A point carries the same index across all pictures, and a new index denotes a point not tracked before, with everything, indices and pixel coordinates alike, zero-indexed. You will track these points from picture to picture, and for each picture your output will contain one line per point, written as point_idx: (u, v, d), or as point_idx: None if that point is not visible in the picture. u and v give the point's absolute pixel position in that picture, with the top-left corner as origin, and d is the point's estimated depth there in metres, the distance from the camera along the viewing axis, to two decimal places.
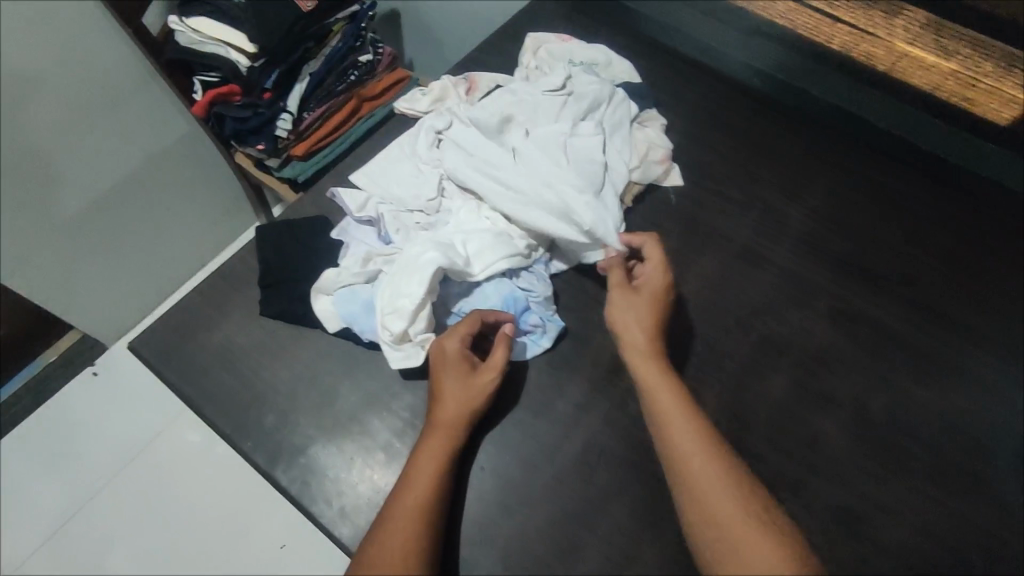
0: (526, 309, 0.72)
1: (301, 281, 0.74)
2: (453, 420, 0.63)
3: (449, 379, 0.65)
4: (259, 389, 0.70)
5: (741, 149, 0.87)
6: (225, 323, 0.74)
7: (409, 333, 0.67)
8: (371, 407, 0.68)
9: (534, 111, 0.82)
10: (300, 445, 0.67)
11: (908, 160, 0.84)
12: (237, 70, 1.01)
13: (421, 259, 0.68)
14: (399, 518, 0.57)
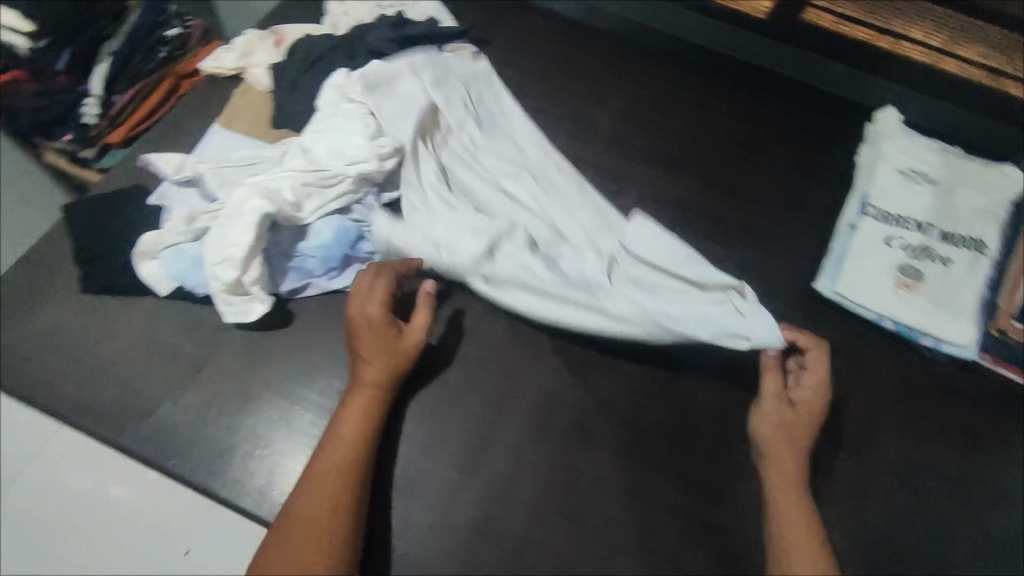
0: (361, 238, 0.61)
1: (122, 250, 0.68)
2: (375, 387, 0.50)
3: (387, 319, 0.52)
4: (98, 364, 0.64)
5: (541, 38, 0.75)
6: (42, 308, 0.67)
7: (242, 282, 0.57)
8: (219, 357, 0.64)
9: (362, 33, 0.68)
10: (150, 407, 0.62)
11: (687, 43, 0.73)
12: (13, 50, 0.76)
13: (245, 206, 0.56)
14: (314, 482, 0.46)
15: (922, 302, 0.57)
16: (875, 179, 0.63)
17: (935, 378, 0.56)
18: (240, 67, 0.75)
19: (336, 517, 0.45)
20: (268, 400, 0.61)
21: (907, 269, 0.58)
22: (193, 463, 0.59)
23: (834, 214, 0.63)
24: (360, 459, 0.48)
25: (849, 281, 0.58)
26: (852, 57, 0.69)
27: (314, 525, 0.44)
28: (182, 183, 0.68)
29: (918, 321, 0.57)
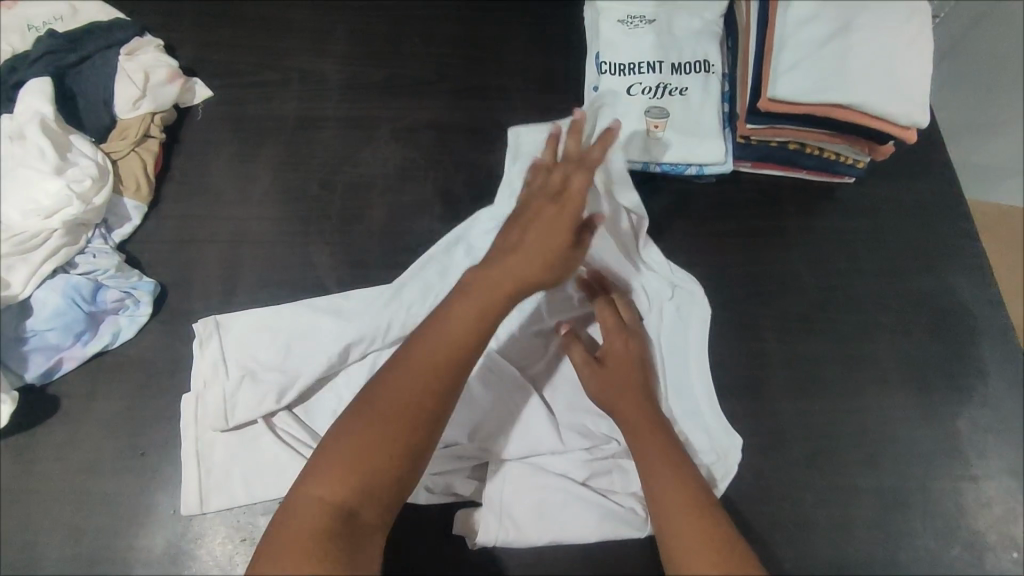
0: (100, 291, 0.69)
1: (34, 335, 0.67)
2: (502, 289, 0.59)
3: (523, 240, 0.62)
4: (78, 437, 0.66)
5: (430, 79, 0.89)
6: None
7: None
8: (46, 428, 0.66)
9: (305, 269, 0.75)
10: (29, 496, 0.64)
11: (536, 69, 0.90)
12: None
13: None
14: (394, 391, 0.54)
15: (884, 83, 0.72)
16: (786, 30, 0.74)
17: (815, 355, 0.77)
18: (100, 161, 0.74)
19: (411, 420, 0.54)
20: (86, 483, 0.65)
21: (857, 60, 0.72)
22: (172, 546, 0.64)
23: (784, 37, 0.74)
24: (457, 369, 0.56)
25: (799, 68, 0.72)
26: (771, 132, 0.79)
27: (392, 408, 0.54)
28: (82, 273, 0.70)
29: (881, 101, 0.71)
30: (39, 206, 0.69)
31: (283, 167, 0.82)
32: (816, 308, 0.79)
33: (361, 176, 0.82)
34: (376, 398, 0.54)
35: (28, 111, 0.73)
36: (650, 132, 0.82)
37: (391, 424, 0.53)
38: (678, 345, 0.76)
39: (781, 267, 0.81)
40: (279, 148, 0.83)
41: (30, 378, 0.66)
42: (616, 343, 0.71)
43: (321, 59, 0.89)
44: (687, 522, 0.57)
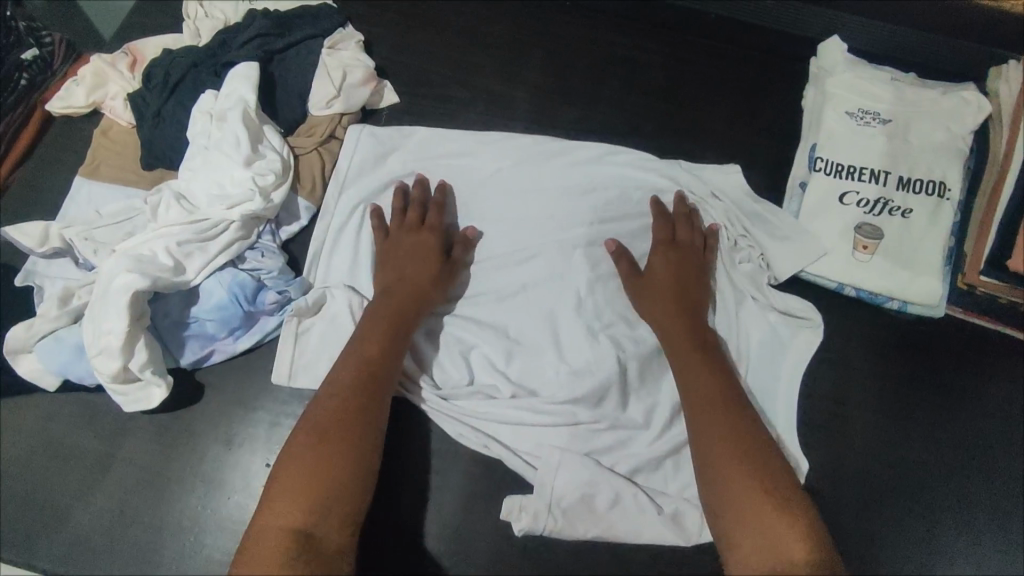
0: (261, 289, 0.69)
1: (192, 322, 0.67)
2: (391, 317, 0.66)
3: (411, 255, 0.70)
4: (213, 428, 0.67)
5: (619, 131, 0.83)
6: (114, 390, 0.62)
7: (127, 369, 0.61)
8: (186, 413, 0.67)
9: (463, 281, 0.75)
10: (155, 478, 0.65)
11: (734, 143, 0.82)
12: (124, 126, 0.79)
13: (116, 283, 0.62)
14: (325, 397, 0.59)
15: None
16: None
17: (979, 551, 0.68)
18: (286, 156, 0.73)
19: (353, 415, 0.58)
20: (212, 478, 0.66)
21: None
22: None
23: None
24: (374, 372, 0.61)
25: None
26: (1004, 290, 0.68)
27: (330, 415, 0.57)
28: (248, 269, 0.69)
29: None
30: (223, 194, 0.70)
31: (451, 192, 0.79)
32: (997, 496, 0.70)
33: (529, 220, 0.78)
34: (322, 400, 0.59)
35: (232, 95, 0.73)
36: (858, 252, 0.73)
37: (346, 404, 0.59)
38: (816, 494, 0.70)
39: (968, 439, 0.71)
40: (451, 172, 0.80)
41: (183, 363, 0.67)
42: (646, 286, 0.71)
43: (511, 85, 0.85)
44: (732, 447, 0.57)
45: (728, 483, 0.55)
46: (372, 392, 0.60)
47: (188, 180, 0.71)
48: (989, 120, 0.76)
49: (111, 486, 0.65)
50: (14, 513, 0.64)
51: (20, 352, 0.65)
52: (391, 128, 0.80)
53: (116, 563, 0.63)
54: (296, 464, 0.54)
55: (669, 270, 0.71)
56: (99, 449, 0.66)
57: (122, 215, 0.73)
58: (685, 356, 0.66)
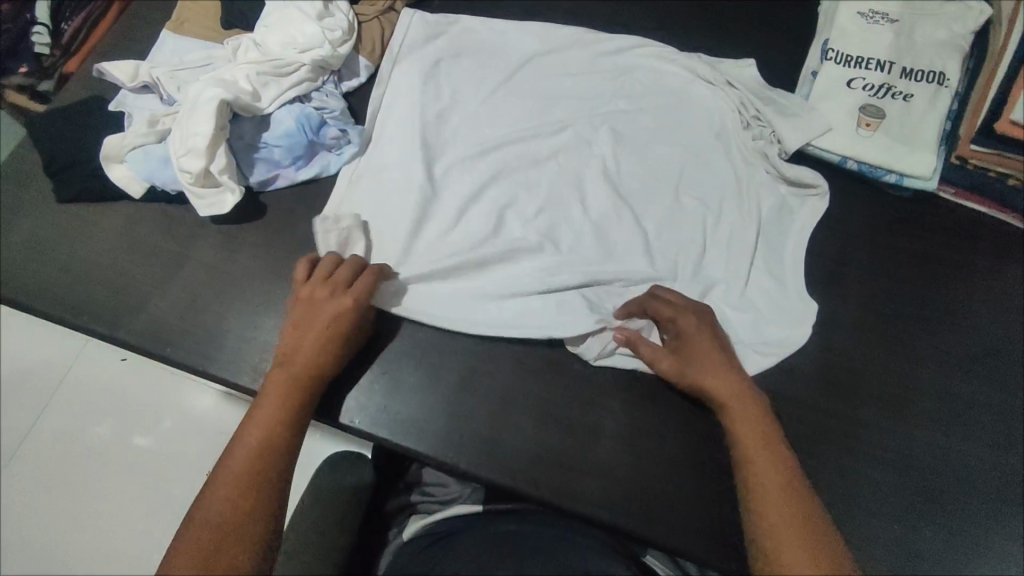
0: (323, 125, 0.78)
1: (262, 146, 0.76)
2: (287, 386, 0.63)
3: (314, 332, 0.66)
4: (273, 242, 0.76)
5: (649, 26, 0.91)
6: (195, 190, 0.72)
7: (208, 172, 0.71)
8: (251, 227, 0.76)
9: (500, 135, 0.81)
10: (222, 278, 0.74)
11: (757, 40, 0.89)
12: None
13: (204, 96, 0.71)
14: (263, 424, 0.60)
15: None
16: None
17: (959, 396, 0.74)
18: (351, 18, 0.82)
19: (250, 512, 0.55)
20: (270, 282, 0.74)
21: None
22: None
23: None
24: (267, 451, 0.59)
25: None
26: (992, 160, 0.75)
27: (211, 532, 0.52)
28: (314, 107, 0.78)
29: None
30: (294, 42, 0.78)
31: (489, 67, 0.85)
32: (975, 351, 0.76)
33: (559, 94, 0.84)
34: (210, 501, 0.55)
35: None
36: (860, 129, 0.80)
37: (244, 483, 0.56)
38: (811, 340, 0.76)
39: (955, 301, 0.77)
40: (490, 48, 0.86)
41: (251, 182, 0.76)
42: (705, 353, 0.67)
43: None
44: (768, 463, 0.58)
45: (767, 498, 0.56)
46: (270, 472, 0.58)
47: (263, 30, 0.79)
48: (991, 23, 0.83)
49: (184, 281, 0.74)
50: (99, 296, 0.73)
51: (114, 160, 0.74)
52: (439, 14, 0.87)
53: (184, 343, 0.71)
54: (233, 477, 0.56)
55: (707, 346, 0.67)
56: (175, 249, 0.75)
57: (199, 63, 0.80)
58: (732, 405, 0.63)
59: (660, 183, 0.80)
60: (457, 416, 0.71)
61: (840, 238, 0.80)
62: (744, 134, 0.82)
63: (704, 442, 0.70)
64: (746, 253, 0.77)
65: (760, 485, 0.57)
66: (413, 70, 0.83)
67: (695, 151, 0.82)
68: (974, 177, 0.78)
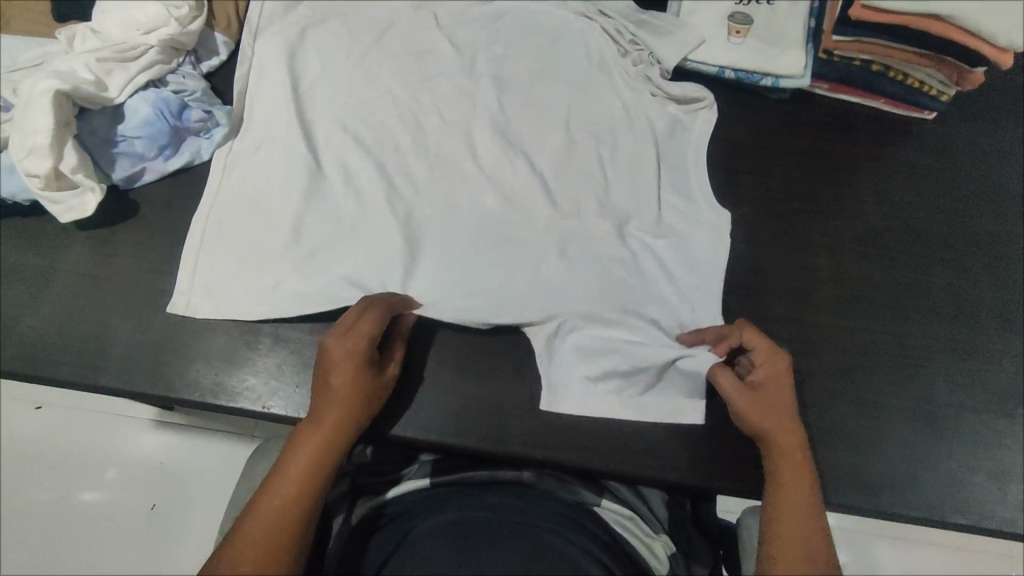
0: (185, 109, 0.72)
1: (120, 140, 0.70)
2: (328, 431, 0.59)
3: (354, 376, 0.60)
4: (149, 241, 0.71)
5: None
6: (50, 196, 0.66)
7: (58, 173, 0.65)
8: (123, 228, 0.71)
9: (378, 95, 0.78)
10: (98, 285, 0.69)
11: None
12: None
13: (38, 92, 0.65)
14: (303, 463, 0.56)
15: None
16: None
17: (863, 278, 0.76)
18: None
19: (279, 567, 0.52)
20: (154, 282, 0.69)
21: None
22: (228, 349, 0.68)
23: None
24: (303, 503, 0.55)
25: None
26: (855, 50, 0.77)
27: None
28: (172, 91, 0.72)
29: (978, 18, 0.68)
30: (137, 24, 0.73)
31: (359, 33, 0.80)
32: (870, 234, 0.78)
33: (436, 48, 0.81)
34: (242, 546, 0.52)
35: None
36: (732, 38, 0.81)
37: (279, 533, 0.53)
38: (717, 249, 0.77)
39: (844, 191, 0.80)
40: (357, 10, 0.82)
41: (116, 180, 0.71)
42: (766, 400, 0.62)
43: None
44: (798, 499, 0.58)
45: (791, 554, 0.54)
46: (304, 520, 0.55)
47: (101, 16, 0.73)
48: None
49: (59, 295, 0.68)
50: None
51: None
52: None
53: (68, 360, 0.66)
54: (274, 514, 0.54)
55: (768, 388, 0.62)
56: (43, 263, 0.69)
57: (36, 58, 0.74)
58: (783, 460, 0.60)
59: (549, 119, 0.79)
60: None
61: (731, 148, 0.81)
62: (627, 58, 0.82)
63: None
64: (642, 175, 0.77)
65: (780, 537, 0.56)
66: (275, 43, 0.78)
67: (579, 83, 0.81)
68: (842, 69, 0.80)
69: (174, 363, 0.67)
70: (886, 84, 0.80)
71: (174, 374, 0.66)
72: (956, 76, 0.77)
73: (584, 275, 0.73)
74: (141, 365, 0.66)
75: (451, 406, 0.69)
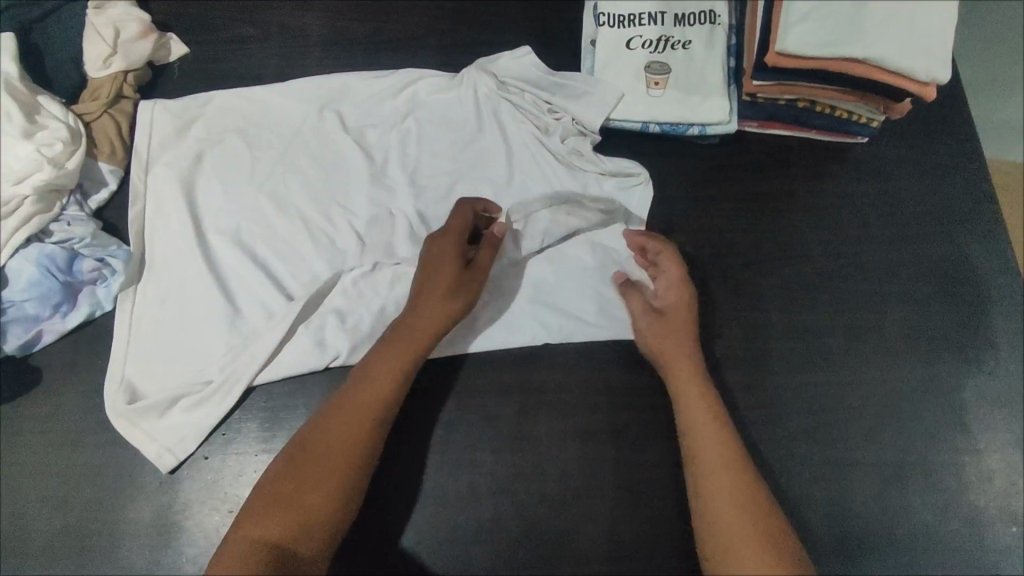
0: (75, 259, 0.67)
1: (8, 306, 0.65)
2: (406, 342, 0.63)
3: (438, 280, 0.65)
4: (53, 412, 0.65)
5: (418, 34, 0.83)
6: None
7: None
8: (29, 401, 0.65)
9: (288, 205, 0.72)
10: (12, 468, 0.64)
11: (531, 20, 0.84)
12: None
13: None
14: (345, 409, 0.61)
15: (906, 28, 0.65)
16: None
17: (815, 326, 0.74)
18: (72, 124, 0.70)
19: (350, 460, 0.59)
20: (69, 456, 0.64)
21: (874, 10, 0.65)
22: (160, 518, 0.63)
23: None
24: (379, 402, 0.61)
25: (811, 22, 0.66)
26: (777, 91, 0.74)
27: (320, 458, 0.58)
28: (58, 242, 0.67)
29: (895, 57, 0.66)
30: (8, 171, 0.66)
31: (259, 144, 0.75)
32: (818, 277, 0.76)
33: (343, 147, 0.75)
34: (326, 427, 0.60)
35: None
36: (651, 90, 0.77)
37: (355, 423, 0.60)
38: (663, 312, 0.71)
39: (786, 235, 0.77)
40: (256, 122, 0.76)
41: (10, 351, 0.65)
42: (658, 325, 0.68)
43: (301, 12, 0.83)
44: (715, 442, 0.61)
45: (722, 509, 0.58)
46: (379, 422, 0.61)
47: None
48: None
49: None
50: None
51: None
52: (180, 98, 0.76)
53: None
54: (305, 489, 0.57)
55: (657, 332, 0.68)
56: None
57: None
58: (681, 392, 0.65)
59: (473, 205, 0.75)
60: None
61: (666, 206, 0.78)
62: (546, 128, 0.78)
63: (588, 463, 0.67)
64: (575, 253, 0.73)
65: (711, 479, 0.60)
66: (169, 174, 0.72)
67: (500, 160, 0.77)
68: (768, 109, 0.77)
69: (105, 542, 0.62)
70: (814, 118, 0.77)
71: (104, 558, 0.62)
72: (882, 107, 0.75)
73: (529, 372, 0.69)
74: (68, 550, 0.62)
75: (407, 537, 0.64)
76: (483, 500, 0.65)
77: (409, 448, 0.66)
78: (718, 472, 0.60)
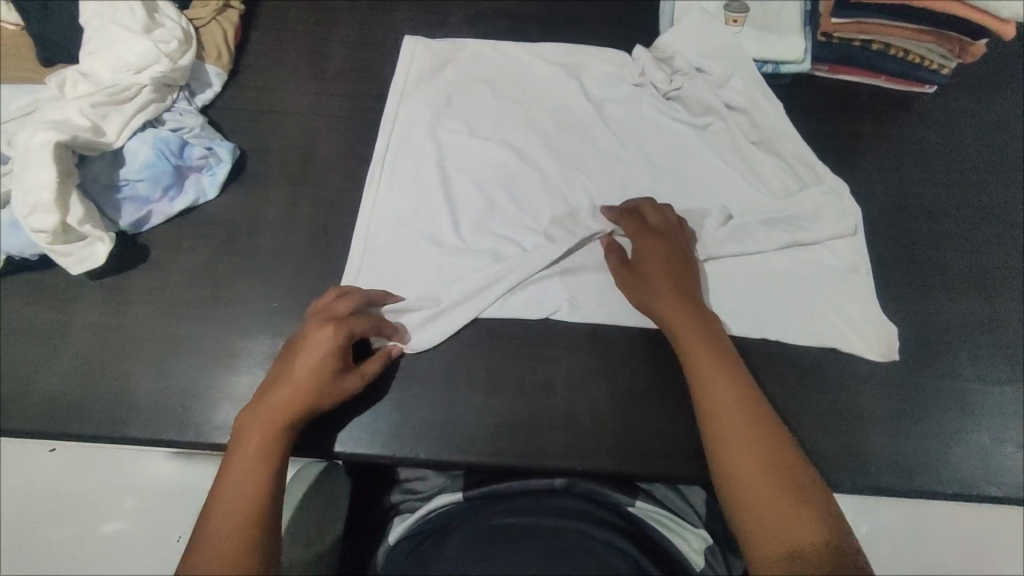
0: (185, 147, 0.72)
1: (123, 185, 0.69)
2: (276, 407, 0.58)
3: (311, 356, 0.60)
4: (161, 285, 0.70)
5: None
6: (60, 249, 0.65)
7: (67, 225, 0.64)
8: (137, 274, 0.71)
9: (394, 118, 0.78)
10: (117, 334, 0.68)
11: None
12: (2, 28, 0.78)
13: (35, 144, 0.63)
14: (232, 469, 0.54)
15: None
16: None
17: (880, 259, 0.76)
18: (185, 25, 0.74)
19: (248, 499, 0.52)
20: (171, 327, 0.69)
21: None
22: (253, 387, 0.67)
23: None
24: (265, 438, 0.56)
25: None
26: (854, 30, 0.78)
27: (227, 516, 0.51)
28: (170, 129, 0.72)
29: None
30: (125, 62, 0.70)
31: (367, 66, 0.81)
32: (883, 214, 0.78)
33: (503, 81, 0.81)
34: (225, 481, 0.53)
35: None
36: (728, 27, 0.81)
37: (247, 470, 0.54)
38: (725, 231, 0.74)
39: (853, 172, 0.80)
40: (435, 56, 0.82)
41: (123, 226, 0.70)
42: (642, 273, 0.68)
43: None
44: (730, 414, 0.57)
45: (739, 477, 0.53)
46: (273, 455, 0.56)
47: (88, 59, 0.70)
48: None
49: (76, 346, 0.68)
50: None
51: None
52: (445, 41, 0.83)
53: (91, 411, 0.66)
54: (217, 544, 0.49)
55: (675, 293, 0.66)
56: (55, 318, 0.69)
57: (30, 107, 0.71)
58: (685, 333, 0.63)
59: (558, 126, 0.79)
60: (404, 411, 0.68)
61: None
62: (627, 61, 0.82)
63: (657, 367, 0.70)
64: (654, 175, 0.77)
65: (735, 466, 0.54)
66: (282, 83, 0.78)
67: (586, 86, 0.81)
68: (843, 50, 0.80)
69: (200, 405, 0.66)
70: (886, 61, 0.80)
71: (201, 417, 0.66)
72: (957, 50, 0.78)
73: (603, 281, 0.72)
74: (166, 410, 0.66)
75: (481, 425, 0.68)
76: (555, 393, 0.68)
77: (487, 343, 0.70)
78: (742, 449, 0.54)
